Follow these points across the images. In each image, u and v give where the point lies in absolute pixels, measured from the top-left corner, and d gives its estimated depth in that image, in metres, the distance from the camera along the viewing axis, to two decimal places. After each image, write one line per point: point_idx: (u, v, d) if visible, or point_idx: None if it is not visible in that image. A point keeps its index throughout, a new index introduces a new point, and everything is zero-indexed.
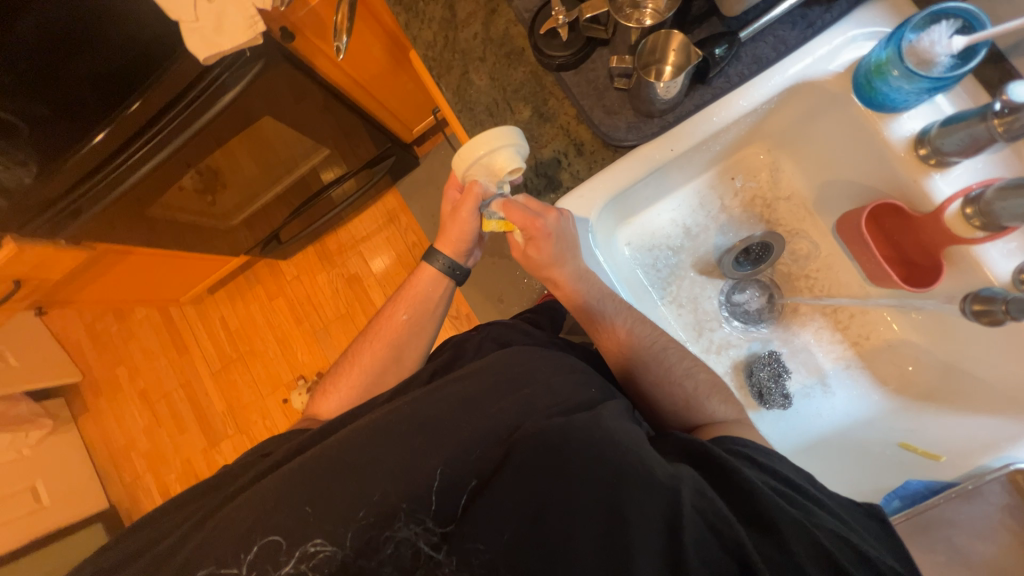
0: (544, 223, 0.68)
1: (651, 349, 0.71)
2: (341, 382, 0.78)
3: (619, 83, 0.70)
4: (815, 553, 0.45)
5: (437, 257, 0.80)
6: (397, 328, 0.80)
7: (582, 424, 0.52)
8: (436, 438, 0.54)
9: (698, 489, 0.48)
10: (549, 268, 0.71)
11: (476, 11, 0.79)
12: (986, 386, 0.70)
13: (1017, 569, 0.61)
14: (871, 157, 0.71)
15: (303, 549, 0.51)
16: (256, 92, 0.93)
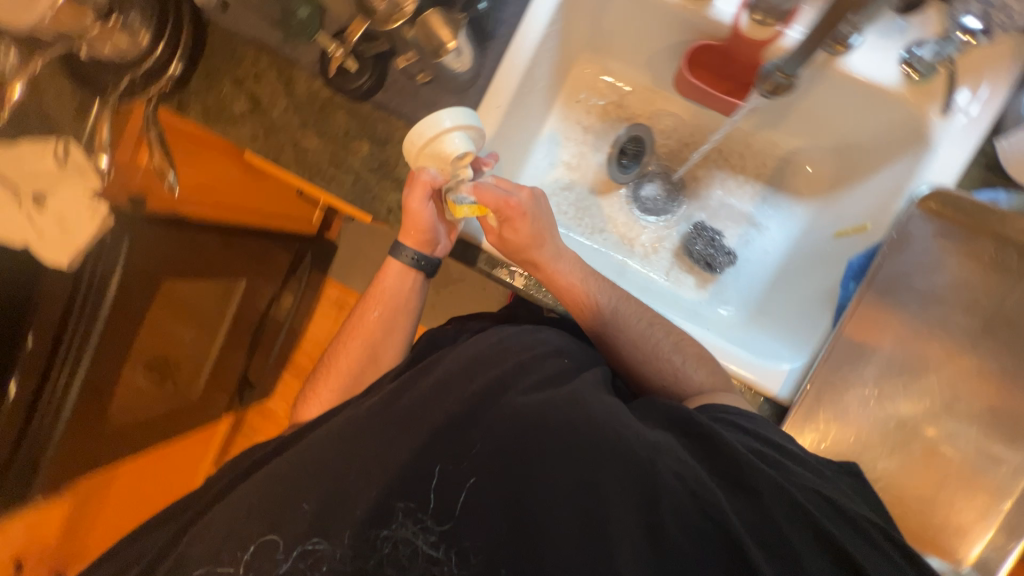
0: (516, 202, 0.70)
1: (588, 288, 0.73)
2: (322, 387, 0.80)
3: (421, 78, 0.74)
4: (789, 505, 0.52)
5: (403, 251, 0.79)
6: (373, 326, 0.81)
7: (560, 404, 0.55)
8: (416, 425, 0.57)
9: (678, 456, 0.52)
10: (533, 248, 0.71)
11: (275, 86, 0.82)
12: (872, 146, 0.75)
13: (977, 281, 0.64)
14: (665, 18, 0.75)
15: (302, 548, 0.55)
16: (141, 275, 0.95)
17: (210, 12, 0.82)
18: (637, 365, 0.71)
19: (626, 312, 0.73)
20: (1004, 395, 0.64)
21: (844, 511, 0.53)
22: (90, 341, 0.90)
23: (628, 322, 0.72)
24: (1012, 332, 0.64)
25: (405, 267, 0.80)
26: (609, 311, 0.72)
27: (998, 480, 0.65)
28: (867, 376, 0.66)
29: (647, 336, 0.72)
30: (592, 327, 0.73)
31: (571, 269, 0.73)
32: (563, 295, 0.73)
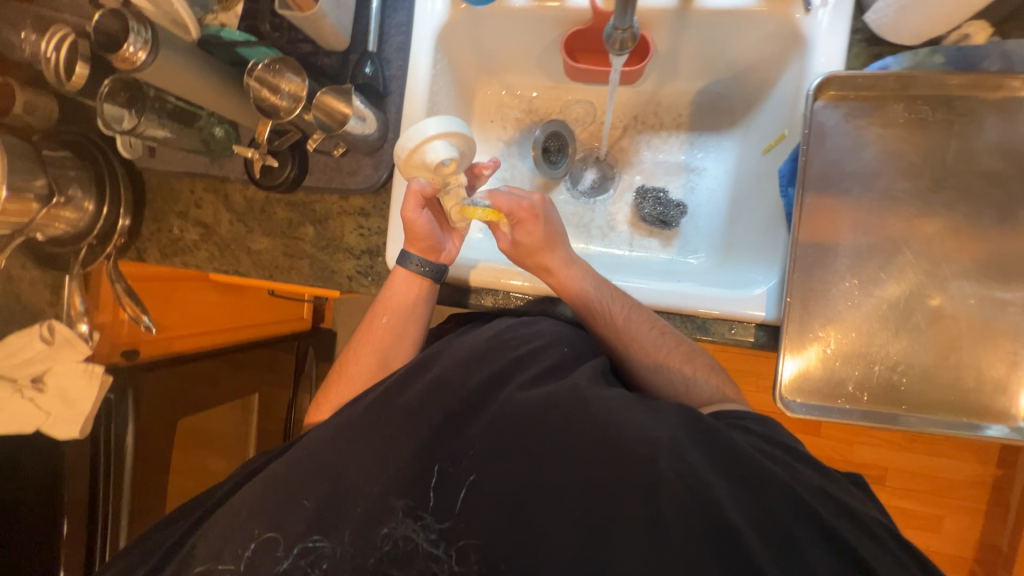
0: (531, 205, 0.70)
1: (600, 296, 0.71)
2: (334, 395, 0.76)
3: (338, 151, 0.80)
4: (796, 508, 0.49)
5: (410, 258, 0.75)
6: (382, 333, 0.77)
7: (559, 401, 0.56)
8: (416, 424, 0.58)
9: (678, 452, 0.52)
10: (545, 252, 0.71)
11: (216, 206, 0.88)
12: (764, 62, 0.78)
13: (903, 145, 0.65)
14: (533, 23, 0.80)
15: (302, 546, 0.54)
16: (150, 421, 1.03)
17: (141, 160, 0.88)
18: (640, 364, 0.69)
19: (639, 321, 0.69)
20: (980, 240, 0.64)
21: (852, 511, 0.51)
22: (123, 495, 0.98)
23: (639, 331, 0.69)
24: (959, 179, 0.64)
25: (411, 274, 0.76)
26: (622, 321, 0.69)
27: (1010, 322, 0.63)
28: (842, 269, 0.66)
29: (658, 347, 0.69)
30: (601, 335, 0.71)
31: (585, 281, 0.71)
32: (575, 301, 0.72)
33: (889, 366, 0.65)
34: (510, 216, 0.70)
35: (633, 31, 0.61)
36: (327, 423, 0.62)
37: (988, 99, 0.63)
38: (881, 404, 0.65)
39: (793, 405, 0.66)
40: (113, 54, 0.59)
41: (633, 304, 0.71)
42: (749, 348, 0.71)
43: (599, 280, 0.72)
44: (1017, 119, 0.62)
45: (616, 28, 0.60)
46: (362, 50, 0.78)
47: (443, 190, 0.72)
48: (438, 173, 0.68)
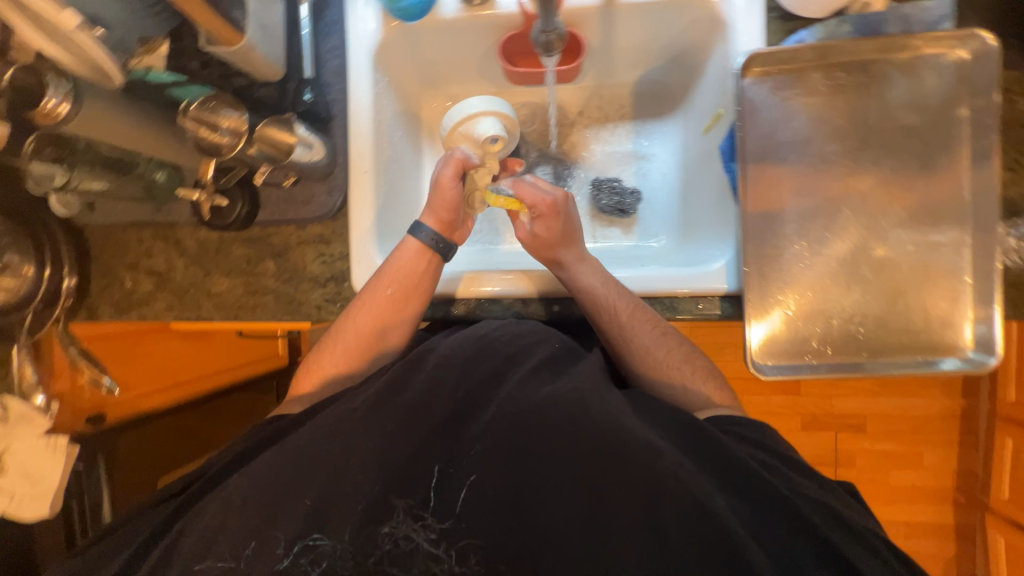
0: (554, 201, 0.73)
1: (609, 293, 0.71)
2: (327, 360, 0.74)
3: (287, 181, 0.78)
4: (794, 520, 0.51)
5: (422, 231, 0.75)
6: (386, 306, 0.73)
7: (562, 409, 0.56)
8: (413, 425, 0.57)
9: (677, 459, 0.53)
10: (562, 245, 0.74)
11: (168, 253, 0.85)
12: (692, 47, 0.81)
13: (828, 111, 0.69)
14: (467, 33, 0.81)
15: (302, 543, 0.52)
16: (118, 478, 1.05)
17: (81, 216, 0.85)
18: (640, 360, 0.71)
19: (641, 321, 0.70)
20: (908, 190, 0.69)
21: (846, 521, 0.53)
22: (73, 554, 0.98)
23: (640, 330, 0.70)
24: (883, 135, 0.69)
25: (422, 247, 0.74)
26: (627, 317, 0.70)
27: (946, 262, 0.68)
28: (791, 233, 0.70)
29: (659, 346, 0.70)
30: (604, 330, 0.72)
31: (595, 277, 0.72)
32: (581, 296, 0.73)
33: (846, 318, 0.69)
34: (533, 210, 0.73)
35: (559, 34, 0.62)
36: (328, 417, 0.61)
37: (896, 60, 0.68)
38: (844, 355, 0.69)
39: (765, 368, 0.69)
40: (32, 110, 0.57)
41: (636, 304, 0.71)
42: (717, 321, 0.73)
43: (607, 277, 0.72)
44: (924, 76, 0.67)
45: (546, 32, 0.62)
46: (299, 77, 0.76)
47: (478, 168, 0.78)
48: (482, 147, 0.81)
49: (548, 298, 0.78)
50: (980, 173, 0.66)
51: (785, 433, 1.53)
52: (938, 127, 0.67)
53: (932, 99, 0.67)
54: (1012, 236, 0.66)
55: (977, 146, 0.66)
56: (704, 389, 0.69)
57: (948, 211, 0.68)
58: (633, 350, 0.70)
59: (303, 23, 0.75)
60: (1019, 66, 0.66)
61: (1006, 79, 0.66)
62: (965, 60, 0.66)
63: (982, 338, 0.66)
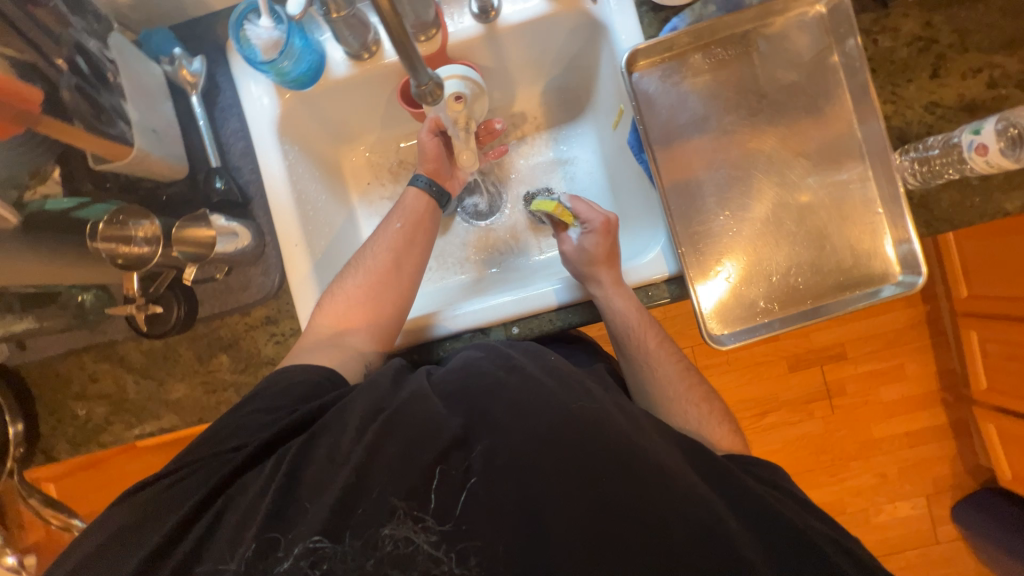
0: (605, 221, 0.75)
1: (638, 332, 0.73)
2: (344, 312, 0.71)
3: (221, 273, 0.77)
4: (790, 532, 0.51)
5: (419, 179, 0.80)
6: (398, 237, 0.76)
7: (587, 433, 0.52)
8: (431, 436, 0.52)
9: (691, 482, 0.51)
10: (603, 265, 0.73)
11: (114, 373, 0.82)
12: (582, 51, 0.84)
13: (717, 85, 0.73)
14: (365, 86, 0.82)
15: (302, 546, 0.48)
16: None
17: (14, 357, 0.81)
18: (659, 388, 0.73)
19: (656, 351, 0.74)
20: (806, 141, 0.73)
21: (846, 547, 0.52)
22: None
23: (657, 356, 0.74)
24: (772, 95, 0.73)
25: (420, 192, 0.80)
26: (654, 346, 0.74)
27: (857, 197, 0.72)
28: (714, 205, 0.73)
29: (681, 377, 0.73)
30: (629, 354, 0.74)
31: (627, 303, 0.72)
32: (610, 320, 0.73)
33: (783, 273, 0.72)
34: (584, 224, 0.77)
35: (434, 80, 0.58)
36: (348, 422, 0.55)
37: (764, 27, 0.72)
38: (791, 307, 0.72)
39: (724, 338, 0.71)
40: None
41: (656, 339, 0.74)
42: (669, 304, 0.76)
43: (636, 309, 0.73)
44: (792, 36, 0.72)
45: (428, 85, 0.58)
46: (207, 168, 0.76)
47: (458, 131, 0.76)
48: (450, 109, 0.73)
49: (509, 322, 0.78)
50: (864, 111, 0.70)
51: (775, 378, 1.58)
52: (816, 78, 0.72)
53: (805, 55, 0.72)
54: (907, 160, 0.70)
55: (855, 88, 0.70)
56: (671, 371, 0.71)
57: (846, 150, 0.72)
58: (656, 378, 0.73)
59: (197, 115, 0.75)
60: (872, 8, 0.72)
61: (864, 22, 0.72)
62: (824, 14, 0.71)
63: (905, 258, 0.69)
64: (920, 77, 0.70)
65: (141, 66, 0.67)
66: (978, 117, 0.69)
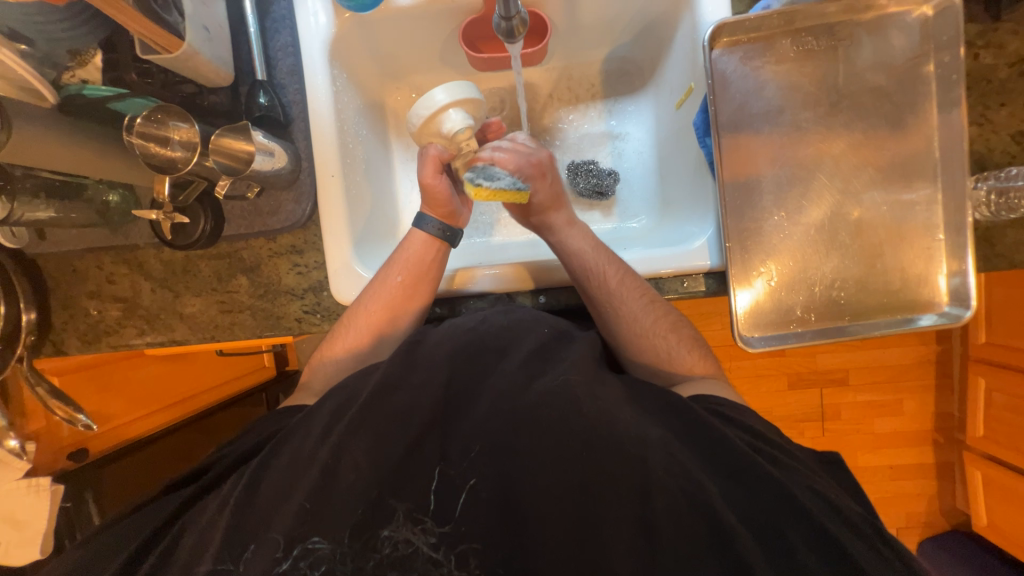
0: (540, 159, 0.74)
1: (604, 275, 0.70)
2: (339, 345, 0.71)
3: (252, 193, 0.74)
4: (785, 501, 0.48)
5: (428, 222, 0.76)
6: (395, 291, 0.72)
7: (551, 401, 0.54)
8: (404, 425, 0.53)
9: (666, 449, 0.52)
10: (552, 210, 0.76)
11: (132, 276, 0.81)
12: (660, 18, 0.80)
13: (797, 77, 0.69)
14: (423, 20, 0.78)
15: (301, 547, 0.47)
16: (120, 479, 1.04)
17: (30, 245, 0.79)
18: (627, 326, 0.69)
19: (632, 303, 0.69)
20: (879, 152, 0.69)
21: (847, 518, 0.49)
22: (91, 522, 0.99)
23: (630, 302, 0.69)
24: (853, 97, 0.69)
25: (427, 237, 0.76)
26: (616, 283, 0.70)
27: (919, 220, 0.69)
28: (770, 203, 0.70)
29: (646, 313, 0.69)
30: (592, 296, 0.71)
31: (582, 242, 0.73)
32: (569, 259, 0.73)
33: (827, 284, 0.70)
34: (519, 172, 0.72)
35: (518, 18, 0.55)
36: (312, 429, 0.56)
37: (862, 21, 0.67)
38: (827, 320, 0.70)
39: (752, 341, 0.69)
40: None
41: (630, 278, 0.70)
42: (703, 297, 0.74)
43: (599, 250, 0.73)
44: (891, 35, 0.67)
45: (510, 19, 0.55)
46: (251, 80, 0.72)
47: (457, 157, 0.77)
48: (454, 140, 0.74)
49: (508, 295, 0.78)
50: (948, 130, 0.66)
51: (775, 393, 1.58)
52: (906, 86, 0.68)
53: (898, 58, 0.67)
54: (983, 188, 0.66)
55: (944, 103, 0.66)
56: (697, 370, 0.68)
57: (920, 167, 0.68)
58: (620, 317, 0.69)
59: (249, 21, 0.71)
60: (981, 19, 0.66)
61: (969, 33, 0.67)
62: (929, 17, 0.66)
63: (956, 289, 0.67)
64: (1015, 102, 0.66)
65: None
66: None
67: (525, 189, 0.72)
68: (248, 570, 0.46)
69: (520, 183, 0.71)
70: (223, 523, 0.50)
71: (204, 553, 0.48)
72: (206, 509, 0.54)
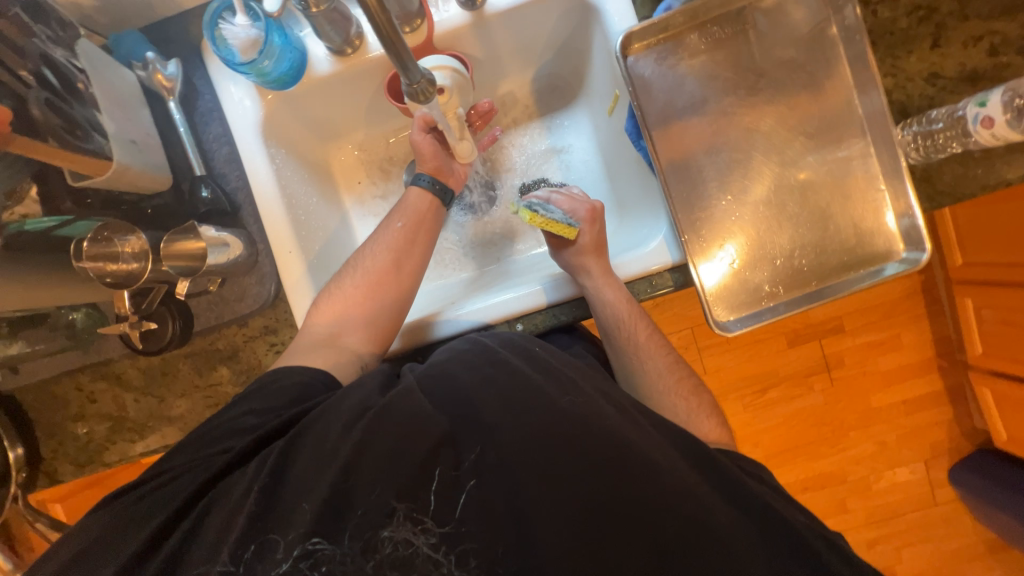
0: (595, 207, 0.78)
1: (638, 329, 0.73)
2: (342, 300, 0.71)
3: (214, 285, 0.75)
4: None
5: (421, 177, 0.77)
6: (400, 236, 0.74)
7: (575, 427, 0.51)
8: (398, 463, 0.50)
9: (678, 471, 0.51)
10: (592, 256, 0.75)
11: (113, 390, 0.80)
12: (574, 34, 0.82)
13: (712, 66, 0.71)
14: (347, 82, 0.79)
15: (302, 548, 0.48)
16: None
17: (6, 381, 0.79)
18: (620, 345, 0.74)
19: (650, 349, 0.73)
20: (807, 118, 0.71)
21: None
22: None
23: (652, 350, 0.74)
24: (769, 73, 0.71)
25: (424, 192, 0.77)
26: (644, 339, 0.73)
27: (859, 175, 0.71)
28: (715, 188, 0.72)
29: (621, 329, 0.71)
30: (616, 343, 0.74)
31: (616, 295, 0.72)
32: (599, 310, 0.73)
33: (787, 256, 0.71)
34: (573, 213, 0.77)
35: (421, 79, 0.54)
36: (337, 420, 0.54)
37: (761, 3, 0.70)
38: (795, 289, 0.71)
39: (729, 325, 0.70)
40: None
41: (654, 334, 0.75)
42: (673, 293, 0.75)
43: (629, 301, 0.74)
44: (790, 10, 0.70)
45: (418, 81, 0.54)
46: (191, 177, 0.73)
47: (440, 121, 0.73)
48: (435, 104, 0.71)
49: (485, 326, 0.77)
50: (864, 86, 0.69)
51: (775, 354, 1.59)
52: (816, 54, 0.70)
53: (803, 29, 0.70)
54: (909, 134, 0.69)
55: (853, 60, 0.69)
56: None
57: (847, 124, 0.71)
58: (619, 338, 0.74)
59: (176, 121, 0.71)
60: None
61: None
62: None
63: (908, 232, 0.69)
64: (920, 47, 0.69)
65: (113, 73, 0.64)
66: (980, 87, 0.68)
67: (574, 225, 0.76)
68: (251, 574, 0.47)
69: (573, 221, 0.76)
70: (247, 508, 0.50)
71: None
72: None
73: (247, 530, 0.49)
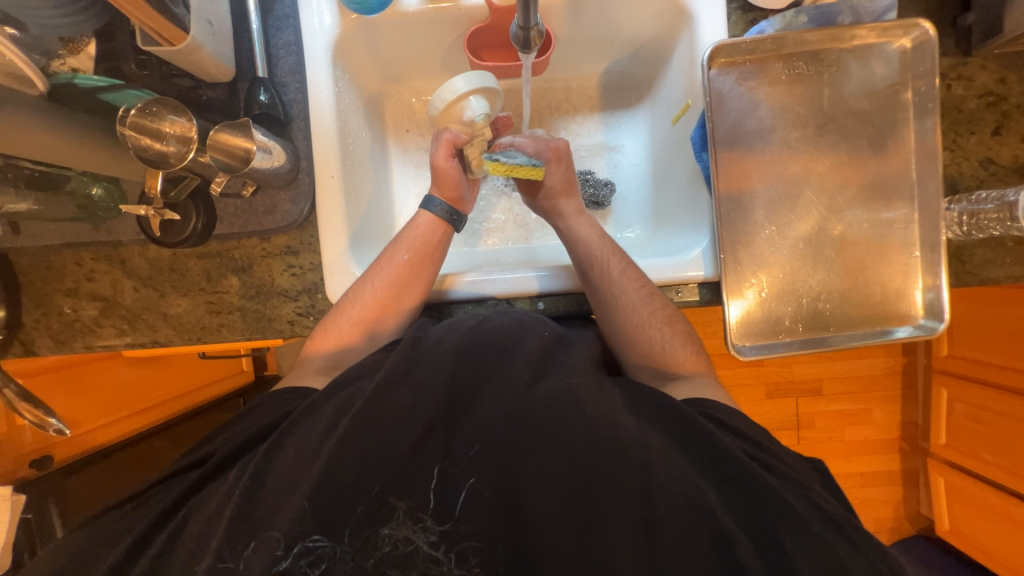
0: (560, 145, 0.79)
1: (609, 265, 0.73)
2: (342, 327, 0.70)
3: (247, 191, 0.73)
4: (780, 509, 0.49)
5: (435, 203, 0.78)
6: (404, 271, 0.72)
7: (558, 407, 0.53)
8: (408, 422, 0.52)
9: (668, 456, 0.52)
10: (560, 197, 0.80)
11: (112, 274, 0.77)
12: (656, 38, 0.83)
13: (786, 98, 0.73)
14: (428, 26, 0.78)
15: (301, 544, 0.46)
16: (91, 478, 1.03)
17: (3, 239, 0.75)
18: (618, 312, 0.71)
19: (626, 286, 0.72)
20: (862, 171, 0.73)
21: (837, 521, 0.50)
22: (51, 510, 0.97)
23: (628, 287, 0.72)
24: (836, 121, 0.73)
25: (436, 219, 0.77)
26: (618, 271, 0.72)
27: (897, 238, 0.73)
28: (761, 215, 0.73)
29: (643, 328, 0.71)
30: (593, 281, 0.73)
31: (588, 230, 0.78)
32: (575, 245, 0.77)
33: (813, 297, 0.73)
34: (537, 155, 0.78)
35: (534, 28, 0.56)
36: (319, 419, 0.56)
37: (847, 49, 0.72)
38: (813, 331, 0.73)
39: (744, 349, 0.71)
40: None
41: (630, 269, 0.73)
42: (697, 306, 0.77)
43: (601, 244, 0.76)
44: (874, 63, 0.71)
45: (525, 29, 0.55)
46: (251, 76, 0.71)
47: (472, 142, 0.78)
48: (472, 127, 0.77)
49: (506, 298, 0.77)
50: (924, 153, 0.71)
51: (753, 401, 1.62)
52: (885, 112, 0.72)
53: (880, 85, 0.72)
54: (955, 210, 0.70)
55: (919, 127, 0.71)
56: (682, 363, 0.70)
57: (898, 186, 0.73)
58: (618, 305, 0.71)
59: (251, 18, 0.70)
60: (953, 52, 0.72)
61: (944, 65, 0.72)
62: (908, 49, 0.70)
63: (929, 303, 0.71)
64: (982, 130, 0.71)
65: None
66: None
67: (540, 166, 0.76)
68: (248, 569, 0.46)
69: (535, 160, 0.76)
70: (228, 514, 0.49)
71: (209, 546, 0.48)
72: (197, 524, 0.51)
73: (227, 538, 0.48)
